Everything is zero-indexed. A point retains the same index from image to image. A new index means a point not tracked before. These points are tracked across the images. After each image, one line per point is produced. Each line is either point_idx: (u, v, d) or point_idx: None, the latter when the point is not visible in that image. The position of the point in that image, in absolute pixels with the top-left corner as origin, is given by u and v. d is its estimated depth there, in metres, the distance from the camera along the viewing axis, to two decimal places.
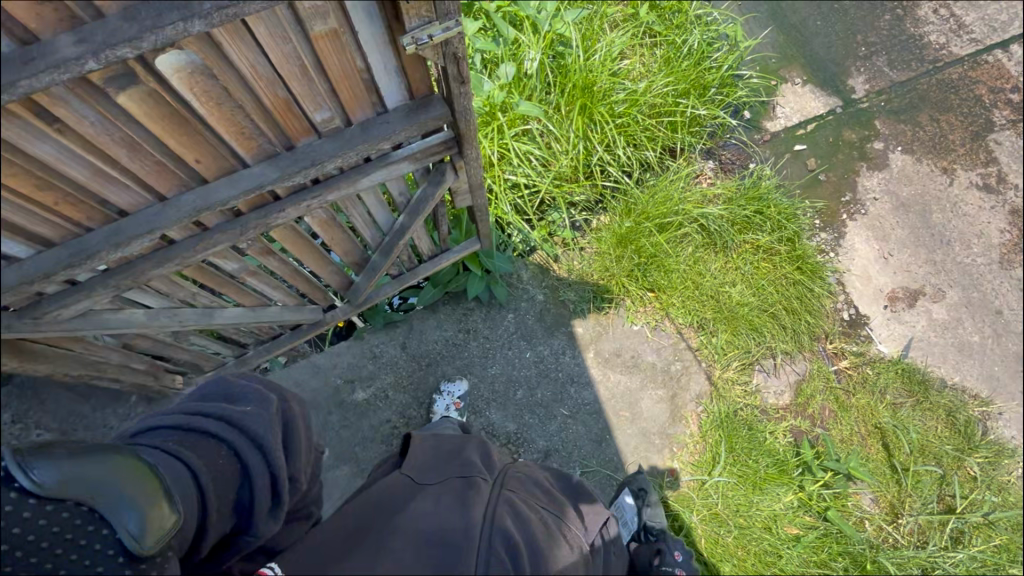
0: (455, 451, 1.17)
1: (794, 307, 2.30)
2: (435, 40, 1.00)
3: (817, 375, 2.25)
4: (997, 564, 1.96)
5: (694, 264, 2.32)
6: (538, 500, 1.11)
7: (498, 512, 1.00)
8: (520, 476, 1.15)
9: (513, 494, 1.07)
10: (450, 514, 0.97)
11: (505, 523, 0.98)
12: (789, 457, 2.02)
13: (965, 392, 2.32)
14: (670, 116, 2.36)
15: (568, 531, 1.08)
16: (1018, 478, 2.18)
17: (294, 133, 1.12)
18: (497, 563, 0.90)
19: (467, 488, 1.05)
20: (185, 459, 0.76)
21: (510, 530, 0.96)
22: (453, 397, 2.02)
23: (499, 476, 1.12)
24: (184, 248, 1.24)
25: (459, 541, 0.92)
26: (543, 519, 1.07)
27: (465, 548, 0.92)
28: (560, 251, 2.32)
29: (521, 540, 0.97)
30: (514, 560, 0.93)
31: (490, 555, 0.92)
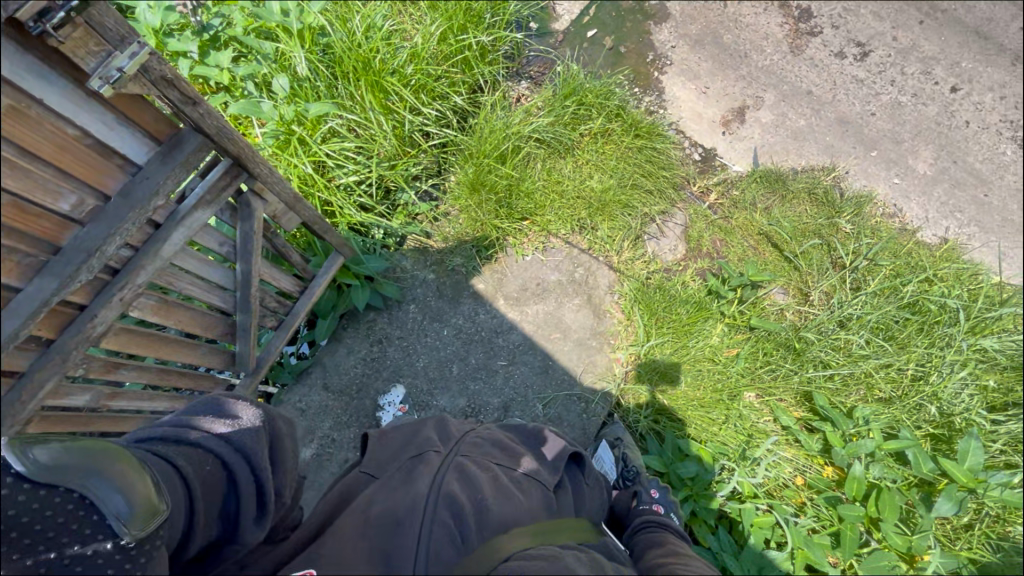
0: (412, 431, 1.09)
1: (649, 170, 2.43)
2: (128, 71, 0.98)
3: (696, 217, 2.41)
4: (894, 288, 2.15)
5: (549, 176, 2.38)
6: (492, 459, 1.04)
7: (446, 478, 0.93)
8: (478, 440, 1.09)
9: (466, 460, 1.00)
10: (399, 492, 0.90)
11: (452, 488, 0.91)
12: (703, 295, 2.16)
13: (815, 169, 2.57)
14: (459, 55, 2.37)
15: (528, 482, 1.03)
16: (881, 216, 2.47)
17: (50, 234, 1.01)
18: (442, 527, 0.84)
19: (418, 462, 0.98)
20: (176, 468, 0.93)
21: (457, 493, 0.90)
22: (395, 404, 2.05)
23: (454, 444, 1.05)
24: (8, 408, 1.09)
25: (402, 515, 0.85)
26: (497, 475, 1.00)
27: (409, 524, 0.84)
28: (427, 226, 2.31)
29: (470, 501, 0.90)
30: (462, 520, 0.86)
31: (435, 523, 0.84)
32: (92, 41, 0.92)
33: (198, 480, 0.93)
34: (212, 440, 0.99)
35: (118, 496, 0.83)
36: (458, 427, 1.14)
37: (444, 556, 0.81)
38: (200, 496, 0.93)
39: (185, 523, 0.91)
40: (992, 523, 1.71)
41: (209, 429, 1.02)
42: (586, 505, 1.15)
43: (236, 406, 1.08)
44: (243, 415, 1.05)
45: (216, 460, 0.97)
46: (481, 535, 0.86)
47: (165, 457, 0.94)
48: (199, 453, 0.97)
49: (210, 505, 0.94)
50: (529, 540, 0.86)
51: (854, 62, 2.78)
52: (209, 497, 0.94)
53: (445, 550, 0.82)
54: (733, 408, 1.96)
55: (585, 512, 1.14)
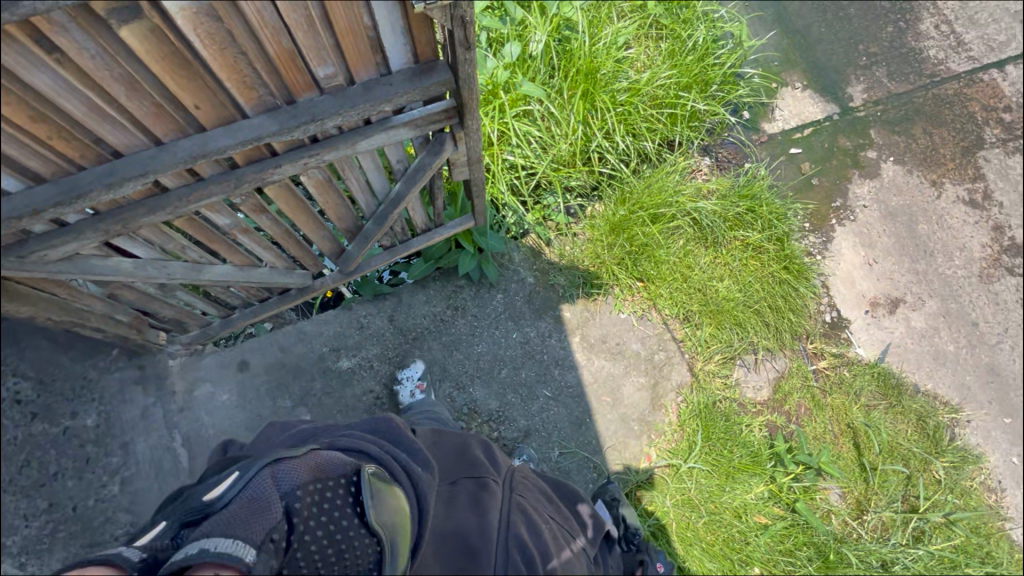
0: (460, 449, 1.21)
1: (779, 306, 2.34)
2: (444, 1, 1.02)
3: (795, 372, 2.30)
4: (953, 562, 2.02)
5: (684, 257, 2.33)
6: (541, 506, 1.17)
7: (510, 518, 1.06)
8: (525, 480, 1.21)
9: (521, 499, 1.12)
10: (466, 515, 1.05)
11: (521, 532, 1.04)
12: (763, 449, 2.05)
13: (937, 398, 2.38)
14: (670, 108, 2.38)
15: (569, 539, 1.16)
16: (979, 483, 2.25)
17: (296, 89, 1.11)
18: (513, 570, 0.98)
19: (479, 487, 1.11)
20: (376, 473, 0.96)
21: (525, 540, 1.02)
22: (413, 379, 1.99)
23: (506, 478, 1.17)
24: (175, 198, 1.23)
25: (476, 543, 1.00)
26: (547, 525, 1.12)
27: (481, 553, 0.99)
28: (553, 236, 2.34)
29: (534, 547, 1.03)
30: (530, 567, 0.99)
31: (505, 563, 0.98)
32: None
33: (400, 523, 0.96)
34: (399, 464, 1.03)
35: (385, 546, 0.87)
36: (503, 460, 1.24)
37: None
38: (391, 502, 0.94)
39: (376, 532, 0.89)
40: None
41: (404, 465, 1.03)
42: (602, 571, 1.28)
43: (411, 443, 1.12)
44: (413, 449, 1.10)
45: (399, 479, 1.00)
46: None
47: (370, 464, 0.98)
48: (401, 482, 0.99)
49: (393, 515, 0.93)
50: None
51: None
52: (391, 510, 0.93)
53: None
54: (735, 573, 1.91)
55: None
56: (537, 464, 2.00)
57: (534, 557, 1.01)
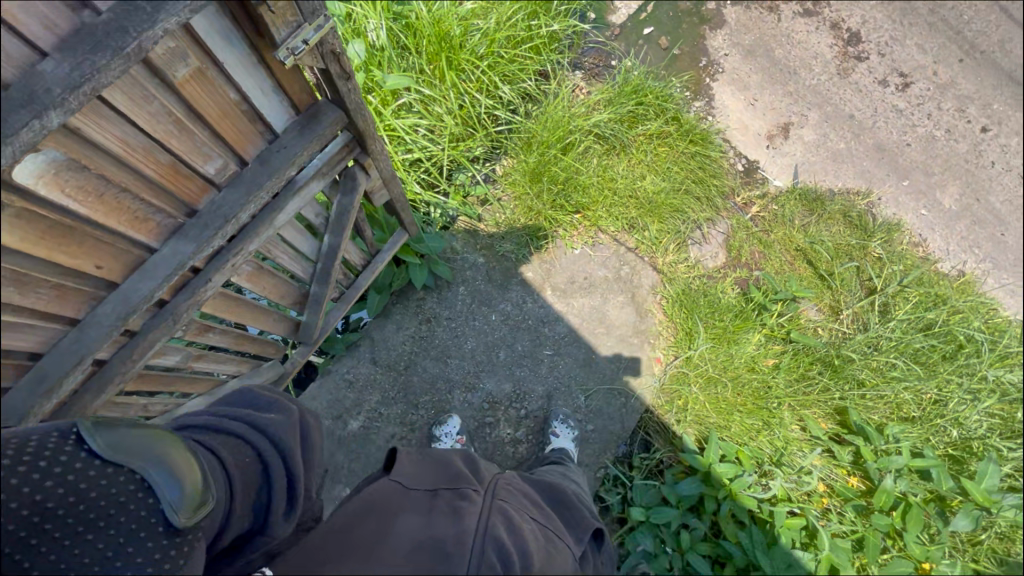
0: (443, 464, 1.23)
1: (700, 177, 2.48)
2: (311, 43, 0.95)
3: (739, 227, 2.49)
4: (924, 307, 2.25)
5: (605, 172, 2.39)
6: (527, 511, 1.14)
7: (491, 522, 1.03)
8: (512, 489, 1.20)
9: (506, 506, 1.10)
10: (443, 523, 1.02)
11: (500, 532, 1.01)
12: (744, 304, 2.24)
13: (850, 192, 2.67)
14: (529, 41, 2.35)
15: (557, 543, 1.13)
16: (907, 245, 2.60)
17: (192, 198, 1.00)
18: (489, 565, 0.93)
19: (459, 500, 1.10)
20: (217, 455, 0.84)
21: (504, 540, 0.99)
22: (452, 435, 1.94)
23: (491, 486, 1.18)
24: (118, 365, 1.10)
25: (451, 548, 0.97)
26: (533, 528, 1.10)
27: (455, 558, 0.95)
28: (480, 209, 2.32)
29: (516, 549, 0.99)
30: (507, 566, 0.95)
31: (480, 561, 0.94)
32: (290, 10, 0.89)
33: (239, 470, 0.85)
34: (256, 435, 0.92)
35: (171, 478, 0.70)
36: (496, 476, 1.25)
37: None
38: (242, 488, 0.84)
39: (226, 515, 0.80)
40: (997, 540, 1.77)
41: (246, 420, 0.94)
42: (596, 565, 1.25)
43: (269, 403, 1.03)
44: (274, 410, 1.01)
45: (254, 454, 0.89)
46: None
47: (209, 448, 0.84)
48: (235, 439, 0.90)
49: (246, 497, 0.84)
50: None
51: (896, 91, 2.87)
52: (248, 493, 0.85)
53: None
54: (774, 417, 2.01)
55: None
56: (572, 417, 2.08)
57: (510, 558, 0.96)
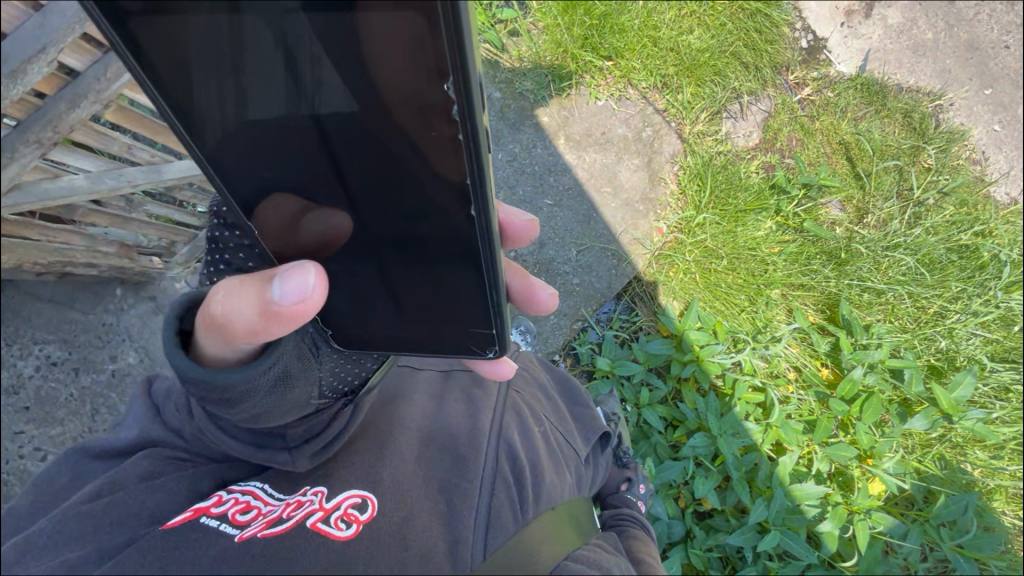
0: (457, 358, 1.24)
1: (754, 41, 2.23)
2: None
3: (783, 108, 2.26)
4: (958, 223, 2.08)
5: (648, 17, 2.15)
6: (539, 418, 1.13)
7: (505, 429, 1.01)
8: (527, 391, 1.18)
9: (519, 413, 1.08)
10: (460, 422, 1.01)
11: (513, 444, 0.98)
12: (764, 189, 2.08)
13: (920, 91, 2.36)
14: None
15: (566, 454, 1.11)
16: (965, 160, 2.33)
17: None
18: (503, 477, 0.91)
19: (475, 399, 1.09)
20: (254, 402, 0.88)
21: (517, 451, 0.97)
22: None
23: (502, 388, 1.14)
24: (91, 80, 1.11)
25: (464, 451, 0.94)
26: (543, 437, 1.08)
27: (469, 459, 0.92)
28: (504, 38, 2.17)
29: (526, 463, 0.96)
30: (519, 482, 0.93)
31: (495, 475, 0.91)
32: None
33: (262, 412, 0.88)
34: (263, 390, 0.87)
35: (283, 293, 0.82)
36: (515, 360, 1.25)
37: (504, 513, 0.86)
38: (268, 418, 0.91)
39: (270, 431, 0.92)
40: (949, 448, 1.82)
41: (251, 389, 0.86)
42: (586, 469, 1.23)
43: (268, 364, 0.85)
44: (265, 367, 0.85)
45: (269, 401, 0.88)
46: (535, 506, 0.91)
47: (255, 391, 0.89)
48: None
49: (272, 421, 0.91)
50: (556, 547, 0.88)
51: None
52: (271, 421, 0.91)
53: (505, 507, 0.87)
54: (762, 295, 1.98)
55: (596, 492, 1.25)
56: (561, 267, 2.07)
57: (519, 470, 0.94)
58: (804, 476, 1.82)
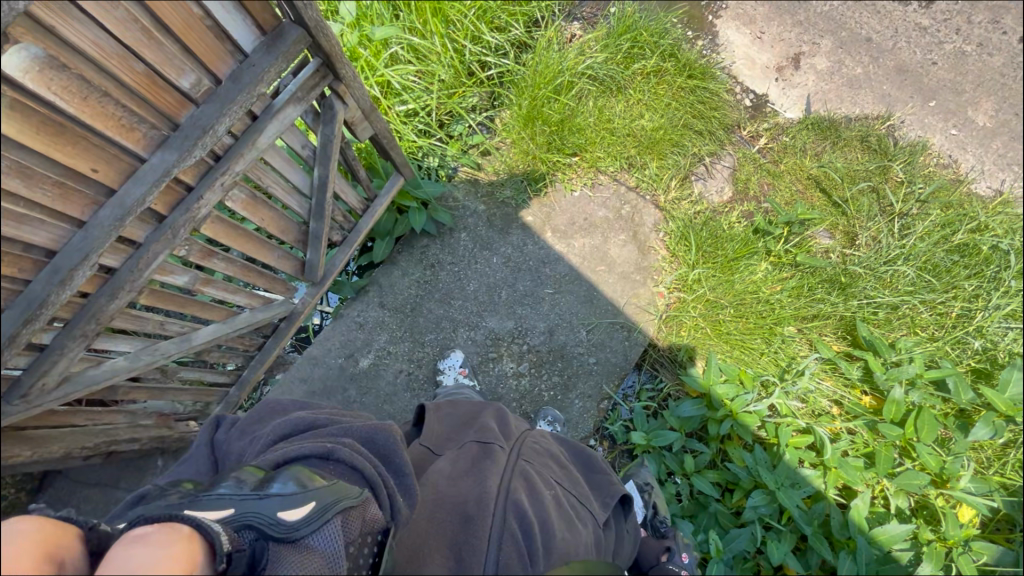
0: (473, 416, 1.18)
1: (700, 111, 2.45)
2: None
3: (745, 160, 2.43)
4: (950, 224, 2.11)
5: (601, 113, 2.40)
6: (553, 475, 1.08)
7: (513, 485, 0.97)
8: (538, 446, 1.14)
9: (530, 468, 1.04)
10: (467, 481, 0.98)
11: (523, 497, 0.95)
12: (750, 234, 2.15)
13: (868, 117, 2.52)
14: None
15: (582, 513, 1.06)
16: (935, 167, 2.41)
17: (171, 110, 1.17)
18: (511, 537, 0.88)
19: (485, 455, 1.04)
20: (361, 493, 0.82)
21: (525, 507, 0.93)
22: (455, 368, 2.03)
23: (515, 443, 1.11)
24: (128, 273, 1.26)
25: (473, 512, 0.92)
26: (556, 492, 1.04)
27: (478, 520, 0.91)
28: (479, 158, 2.42)
29: (537, 517, 0.93)
30: (528, 537, 0.89)
31: (503, 531, 0.89)
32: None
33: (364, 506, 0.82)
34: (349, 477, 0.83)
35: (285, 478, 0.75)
36: (523, 431, 1.18)
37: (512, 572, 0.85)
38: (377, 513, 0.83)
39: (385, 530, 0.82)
40: None
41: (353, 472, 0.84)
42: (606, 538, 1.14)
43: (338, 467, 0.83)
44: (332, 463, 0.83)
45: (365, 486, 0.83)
46: (547, 562, 0.89)
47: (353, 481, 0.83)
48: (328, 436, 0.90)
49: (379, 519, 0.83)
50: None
51: (919, 9, 2.68)
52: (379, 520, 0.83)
53: (513, 565, 0.86)
54: (776, 335, 1.99)
55: (620, 556, 1.19)
56: (575, 349, 2.11)
57: (530, 523, 0.91)
58: (884, 517, 1.67)
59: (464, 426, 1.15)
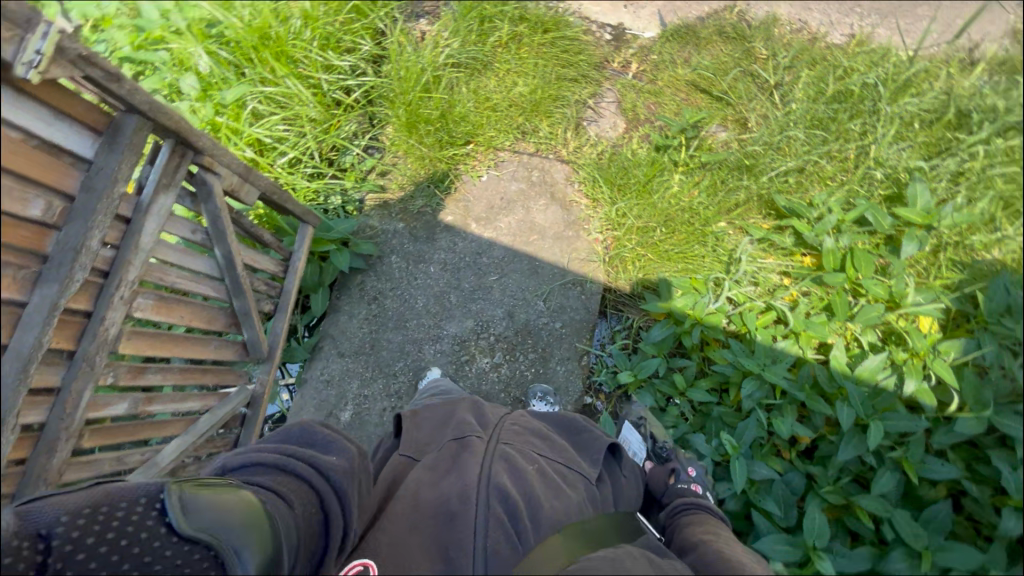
0: (450, 415, 1.19)
1: (567, 59, 2.50)
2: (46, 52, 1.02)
3: (625, 90, 2.49)
4: (822, 77, 2.23)
5: (477, 94, 2.41)
6: (536, 450, 1.12)
7: (494, 471, 0.99)
8: (518, 428, 1.16)
9: (510, 450, 1.07)
10: (447, 479, 0.99)
11: (503, 480, 0.98)
12: (652, 154, 2.23)
13: (719, 9, 2.62)
14: (354, 10, 2.50)
15: (569, 478, 1.10)
16: (793, 32, 2.53)
17: (34, 244, 1.10)
18: (496, 519, 0.91)
19: (463, 448, 1.07)
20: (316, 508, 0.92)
21: (507, 489, 0.96)
22: None
23: (494, 430, 1.13)
24: (57, 420, 1.20)
25: (456, 507, 0.94)
26: (538, 465, 1.07)
27: (461, 514, 0.93)
28: (380, 180, 2.38)
29: (520, 496, 0.97)
30: (514, 516, 0.93)
31: (489, 518, 0.91)
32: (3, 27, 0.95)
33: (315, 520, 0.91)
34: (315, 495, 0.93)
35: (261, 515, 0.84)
36: (501, 417, 1.20)
37: (503, 553, 0.88)
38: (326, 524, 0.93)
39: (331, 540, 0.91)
40: None
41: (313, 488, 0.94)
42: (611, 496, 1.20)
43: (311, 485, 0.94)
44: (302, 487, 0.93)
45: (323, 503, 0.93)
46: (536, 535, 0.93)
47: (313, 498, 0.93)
48: (301, 485, 0.93)
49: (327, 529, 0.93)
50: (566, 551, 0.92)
51: None
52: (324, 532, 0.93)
53: (502, 545, 0.89)
54: (709, 235, 2.07)
55: (621, 505, 1.21)
56: (539, 321, 2.13)
57: (514, 504, 0.95)
58: (861, 356, 1.78)
59: (442, 426, 1.16)
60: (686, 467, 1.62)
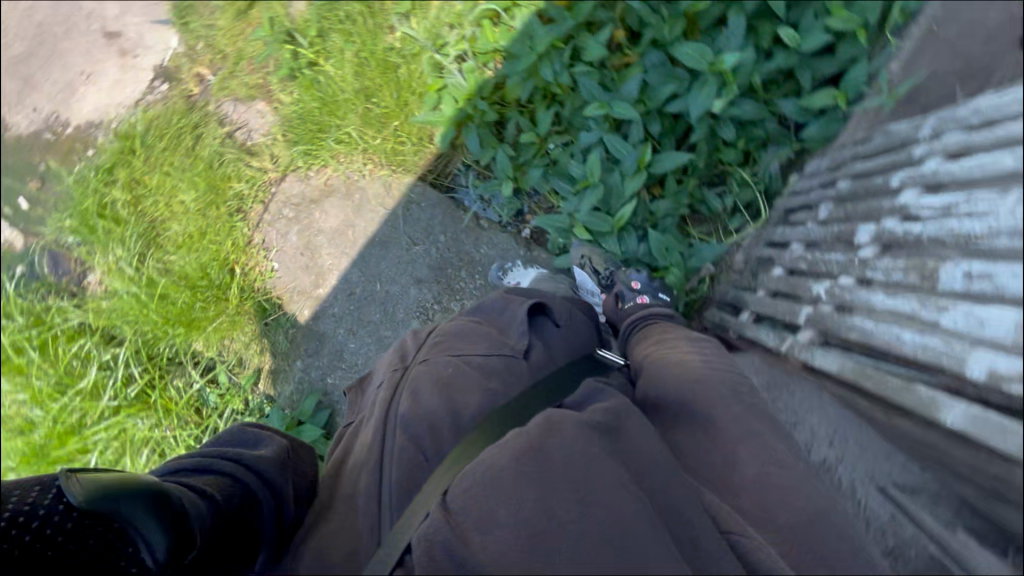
0: (393, 355, 1.18)
1: (174, 136, 2.21)
2: None
3: (225, 85, 2.23)
4: None
5: (182, 245, 2.14)
6: (452, 352, 1.08)
7: (399, 404, 0.99)
8: (440, 340, 1.13)
9: (424, 369, 1.05)
10: (371, 434, 0.98)
11: (408, 410, 0.96)
12: (297, 85, 2.15)
13: None
14: (44, 351, 2.20)
15: (491, 357, 1.07)
16: None
17: None
18: (399, 454, 0.91)
19: (384, 389, 1.06)
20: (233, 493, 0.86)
21: (411, 415, 0.95)
22: None
23: (416, 356, 1.12)
24: None
25: (370, 461, 0.93)
26: (452, 365, 1.04)
27: (372, 468, 0.92)
28: (246, 372, 2.13)
29: (427, 415, 0.95)
30: (418, 443, 0.92)
31: (395, 454, 0.91)
32: None
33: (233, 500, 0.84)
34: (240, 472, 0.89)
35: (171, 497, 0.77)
36: (427, 335, 1.17)
37: (412, 483, 0.88)
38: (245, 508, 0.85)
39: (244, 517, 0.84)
40: None
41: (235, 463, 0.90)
42: (553, 351, 1.15)
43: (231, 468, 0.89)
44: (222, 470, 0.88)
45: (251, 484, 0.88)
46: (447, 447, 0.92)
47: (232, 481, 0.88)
48: (222, 478, 0.87)
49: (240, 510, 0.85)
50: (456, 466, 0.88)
51: None
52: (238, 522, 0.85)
53: (408, 476, 0.89)
54: (387, 59, 2.10)
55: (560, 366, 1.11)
56: (436, 254, 2.02)
57: (424, 430, 0.93)
58: None
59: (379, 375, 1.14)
60: (629, 284, 1.61)
